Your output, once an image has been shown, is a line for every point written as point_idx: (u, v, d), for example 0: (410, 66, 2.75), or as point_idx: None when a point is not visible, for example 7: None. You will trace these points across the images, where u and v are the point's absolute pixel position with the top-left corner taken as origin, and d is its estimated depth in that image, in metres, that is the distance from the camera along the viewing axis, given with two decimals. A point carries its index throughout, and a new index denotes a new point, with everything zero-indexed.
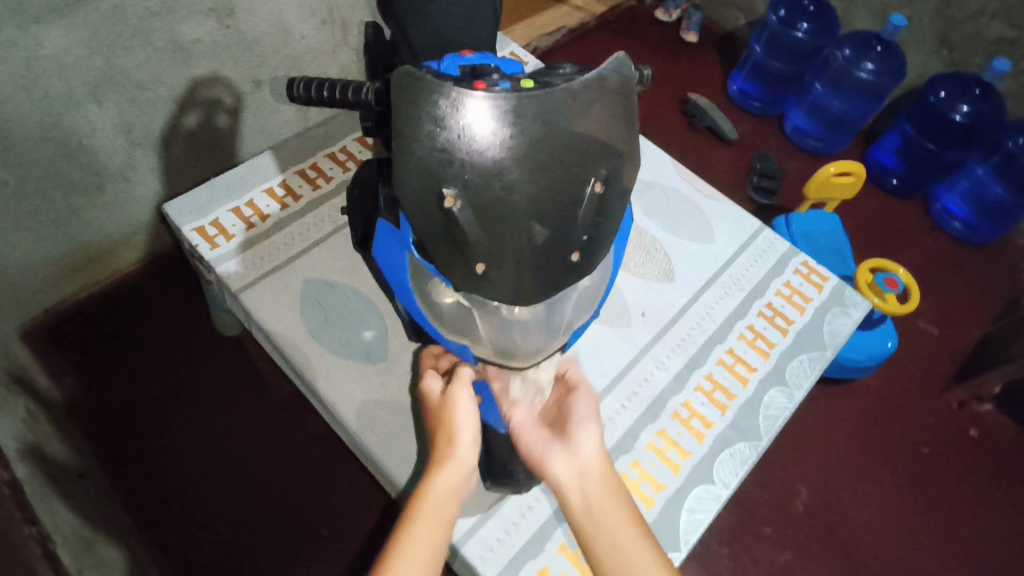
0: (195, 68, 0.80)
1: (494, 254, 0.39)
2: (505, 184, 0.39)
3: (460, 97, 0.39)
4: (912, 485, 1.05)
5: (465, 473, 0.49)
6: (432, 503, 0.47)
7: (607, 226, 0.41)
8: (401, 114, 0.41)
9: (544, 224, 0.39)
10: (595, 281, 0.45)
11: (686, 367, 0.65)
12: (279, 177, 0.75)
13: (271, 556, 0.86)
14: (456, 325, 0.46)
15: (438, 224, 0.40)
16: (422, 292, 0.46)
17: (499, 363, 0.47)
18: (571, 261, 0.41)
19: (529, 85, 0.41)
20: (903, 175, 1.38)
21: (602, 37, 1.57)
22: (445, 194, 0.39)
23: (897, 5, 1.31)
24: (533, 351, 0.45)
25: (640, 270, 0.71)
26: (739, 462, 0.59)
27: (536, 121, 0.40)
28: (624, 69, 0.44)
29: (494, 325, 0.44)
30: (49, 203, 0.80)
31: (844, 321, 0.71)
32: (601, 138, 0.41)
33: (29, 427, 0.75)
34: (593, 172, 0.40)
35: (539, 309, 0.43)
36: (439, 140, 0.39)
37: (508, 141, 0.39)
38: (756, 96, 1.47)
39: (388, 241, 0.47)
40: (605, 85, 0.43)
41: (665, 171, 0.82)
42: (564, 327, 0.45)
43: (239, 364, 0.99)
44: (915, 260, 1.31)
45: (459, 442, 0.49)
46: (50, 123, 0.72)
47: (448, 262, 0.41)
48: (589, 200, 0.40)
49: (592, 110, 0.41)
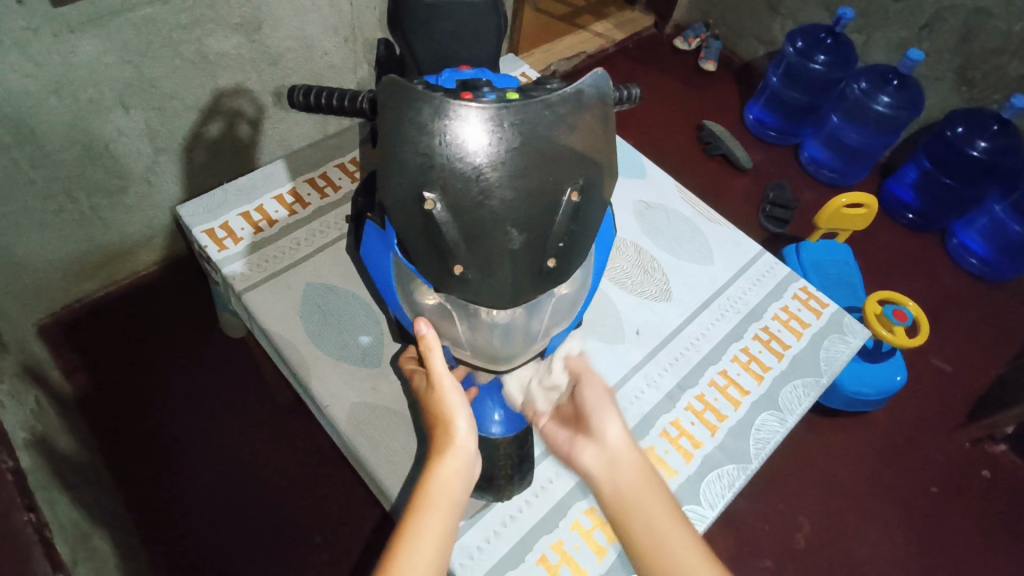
0: (220, 79, 0.83)
1: (471, 256, 0.41)
2: (483, 191, 0.40)
3: (447, 105, 0.41)
4: (919, 524, 1.03)
5: (469, 462, 0.48)
6: (437, 490, 0.46)
7: (581, 235, 0.43)
8: (390, 122, 0.43)
9: (520, 229, 0.40)
10: (573, 288, 0.47)
11: (678, 387, 0.65)
12: (289, 184, 0.77)
13: (264, 559, 0.86)
14: (437, 326, 0.47)
15: (419, 227, 0.41)
16: (405, 294, 0.48)
17: (480, 366, 0.48)
18: (547, 267, 0.42)
19: (513, 97, 0.43)
20: (919, 210, 1.37)
21: (620, 63, 1.60)
22: (426, 197, 0.40)
23: (916, 40, 1.31)
24: (513, 354, 0.46)
25: (637, 288, 0.72)
26: (727, 484, 0.59)
27: (516, 130, 0.41)
28: (602, 83, 0.46)
29: (475, 327, 0.45)
30: (74, 203, 0.84)
31: (842, 348, 0.70)
32: (581, 150, 0.43)
33: (38, 419, 0.77)
34: (570, 182, 0.42)
35: (518, 312, 0.44)
36: (423, 146, 0.41)
37: (489, 149, 0.40)
38: (772, 125, 1.48)
39: (375, 241, 0.49)
40: (584, 98, 0.44)
41: (668, 192, 0.83)
42: (542, 332, 0.46)
43: (248, 367, 1.01)
44: (929, 294, 1.29)
45: (458, 429, 0.48)
46: (79, 127, 0.76)
47: (428, 265, 0.42)
48: (566, 208, 0.41)
49: (572, 124, 0.43)
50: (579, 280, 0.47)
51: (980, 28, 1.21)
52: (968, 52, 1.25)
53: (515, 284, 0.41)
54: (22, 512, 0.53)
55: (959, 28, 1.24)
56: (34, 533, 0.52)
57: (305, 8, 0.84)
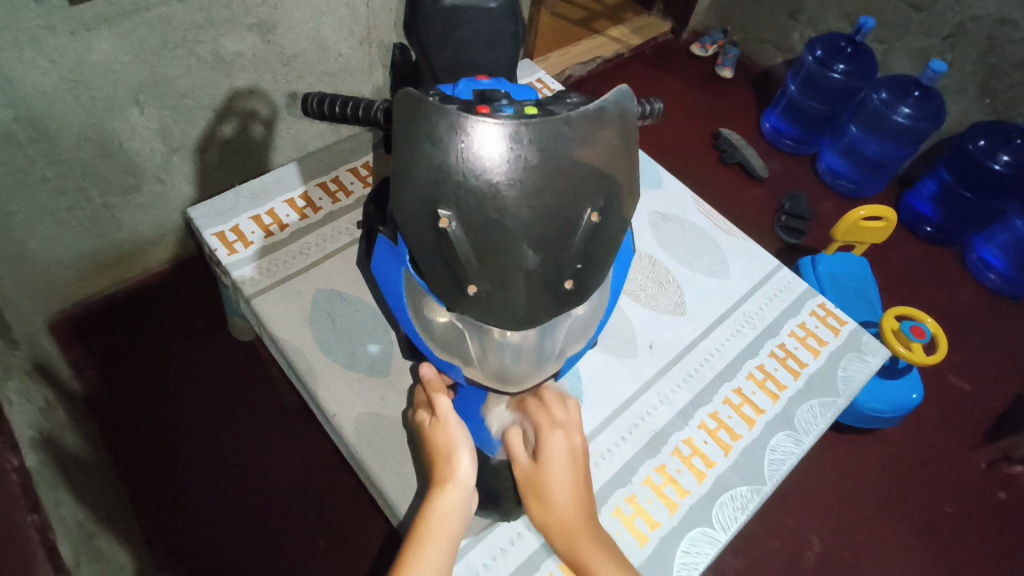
0: (235, 79, 0.83)
1: (485, 275, 0.40)
2: (499, 209, 0.39)
3: (462, 120, 0.40)
4: (932, 546, 1.01)
5: (468, 497, 0.48)
6: (437, 523, 0.46)
7: (601, 256, 0.42)
8: (403, 133, 0.42)
9: (536, 249, 0.39)
10: (588, 309, 0.45)
11: (691, 404, 0.63)
12: (301, 188, 0.76)
13: (267, 563, 0.86)
14: (448, 343, 0.46)
15: (431, 244, 0.40)
16: (415, 308, 0.46)
17: (491, 386, 0.46)
18: (564, 289, 0.41)
19: (532, 112, 0.43)
20: (938, 223, 1.34)
21: (636, 69, 1.59)
22: (440, 215, 0.39)
23: (938, 51, 1.29)
24: (525, 376, 0.44)
25: (651, 301, 0.71)
26: (740, 506, 0.57)
27: (534, 147, 0.40)
28: (624, 101, 0.45)
29: (486, 345, 0.43)
30: (86, 200, 0.83)
31: (860, 368, 0.68)
32: (600, 167, 0.42)
33: (45, 416, 0.77)
34: (590, 202, 0.41)
35: (531, 333, 0.43)
36: (437, 160, 0.40)
37: (504, 165, 0.40)
38: (789, 135, 1.47)
39: (386, 257, 0.49)
40: (603, 116, 0.43)
41: (683, 204, 0.81)
42: (556, 353, 0.44)
43: (256, 369, 1.00)
44: (946, 310, 1.27)
45: (459, 463, 0.49)
46: (94, 126, 0.75)
47: (439, 281, 0.41)
48: (585, 228, 0.40)
49: (591, 140, 0.42)
50: (595, 301, 0.45)
51: (1004, 39, 1.19)
52: (992, 64, 1.22)
53: (529, 308, 0.40)
54: (25, 514, 0.52)
55: (983, 39, 1.22)
56: (37, 536, 0.51)
57: (321, 9, 0.83)
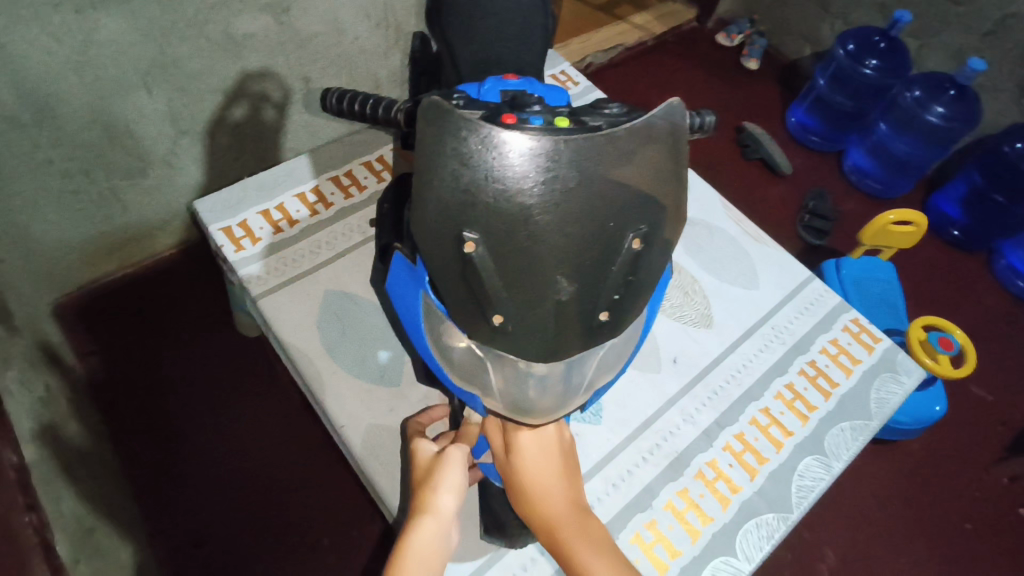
0: (246, 61, 0.79)
1: (512, 308, 0.39)
2: (532, 235, 0.38)
3: (491, 134, 0.39)
4: (951, 563, 0.97)
5: (445, 532, 0.47)
6: (412, 559, 0.45)
7: (640, 285, 0.41)
8: (427, 146, 0.40)
9: (571, 279, 0.39)
10: (622, 340, 0.44)
11: (715, 424, 0.62)
12: (312, 181, 0.73)
13: (267, 559, 0.84)
14: (466, 372, 0.44)
15: (455, 269, 0.40)
16: (434, 335, 0.45)
17: (513, 418, 0.44)
18: (600, 320, 0.40)
19: (565, 124, 0.41)
20: (966, 227, 1.28)
21: (659, 57, 1.53)
22: (466, 239, 0.38)
23: (977, 48, 1.23)
24: (548, 409, 0.43)
25: (675, 313, 0.69)
26: (765, 535, 0.56)
27: (571, 167, 0.39)
28: (675, 115, 0.44)
29: (508, 377, 0.42)
30: (92, 182, 0.81)
31: (894, 390, 0.66)
32: (641, 189, 0.41)
33: (46, 406, 0.73)
34: (632, 228, 0.40)
35: (559, 366, 0.41)
36: (463, 179, 0.39)
37: (535, 179, 0.39)
38: (815, 130, 1.40)
39: (403, 276, 0.46)
40: (651, 132, 0.42)
41: (712, 208, 0.78)
42: (584, 385, 0.43)
43: (262, 361, 0.98)
44: (974, 318, 1.21)
45: (442, 495, 0.47)
46: (99, 106, 0.72)
47: (463, 310, 0.41)
48: (626, 256, 0.40)
49: (632, 157, 0.41)
50: (629, 333, 0.44)
51: None
52: None
53: (558, 334, 0.40)
54: (23, 512, 0.49)
55: None
56: (34, 536, 0.49)
57: None
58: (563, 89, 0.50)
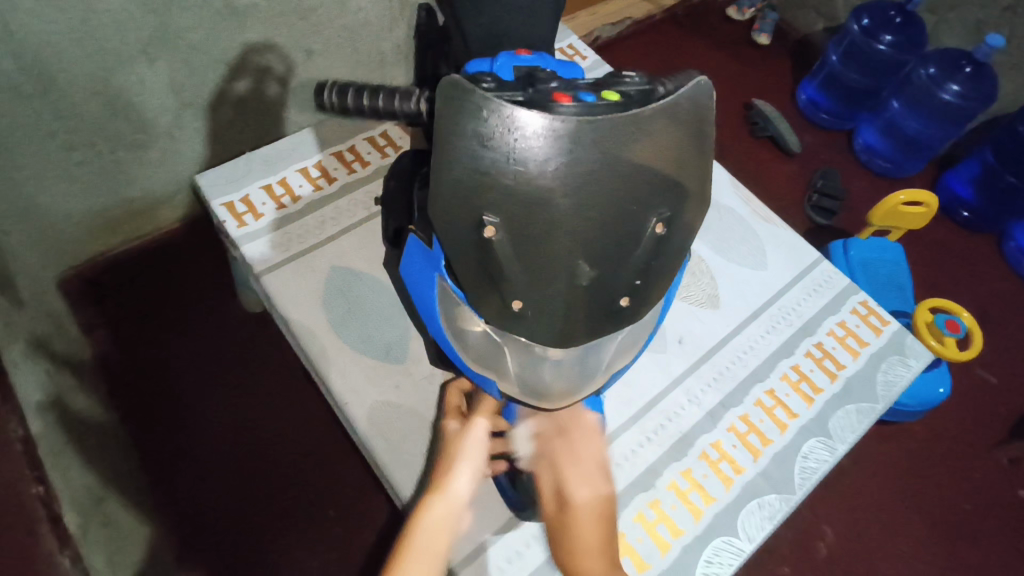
0: (249, 33, 0.77)
1: (530, 291, 0.39)
2: (552, 218, 0.38)
3: (511, 114, 0.38)
4: (950, 543, 0.97)
5: (455, 512, 0.51)
6: (424, 533, 0.49)
7: (660, 269, 0.41)
8: (443, 127, 0.39)
9: (591, 264, 0.38)
10: (640, 324, 0.43)
11: (720, 405, 0.62)
12: (316, 156, 0.72)
13: (273, 531, 0.85)
14: (481, 356, 0.43)
15: (472, 252, 0.39)
16: (449, 319, 0.44)
17: (529, 402, 0.44)
18: (618, 305, 0.40)
19: (613, 100, 0.41)
20: (976, 209, 1.26)
21: (669, 32, 1.49)
22: (485, 222, 0.38)
23: (996, 24, 1.20)
24: (565, 393, 0.43)
25: (684, 293, 0.68)
26: (767, 515, 0.56)
27: (594, 149, 0.39)
28: (703, 93, 0.42)
29: (524, 361, 0.42)
30: (95, 155, 0.79)
31: (901, 372, 0.66)
32: (662, 170, 0.40)
33: (54, 379, 0.73)
34: (654, 212, 0.39)
35: (575, 350, 0.41)
36: (484, 161, 0.38)
37: (552, 156, 0.38)
38: (826, 107, 1.37)
39: (417, 260, 0.46)
40: (677, 111, 0.41)
41: (722, 188, 0.77)
42: (602, 368, 0.43)
43: (265, 337, 0.98)
44: (981, 300, 1.20)
45: (456, 478, 0.52)
46: (102, 77, 0.71)
47: (475, 293, 0.40)
48: (648, 239, 0.39)
49: (655, 137, 0.40)
50: (645, 318, 0.44)
51: None
52: None
53: (570, 321, 0.39)
54: (31, 484, 0.48)
55: None
56: (43, 507, 0.48)
57: None
58: (577, 64, 0.49)
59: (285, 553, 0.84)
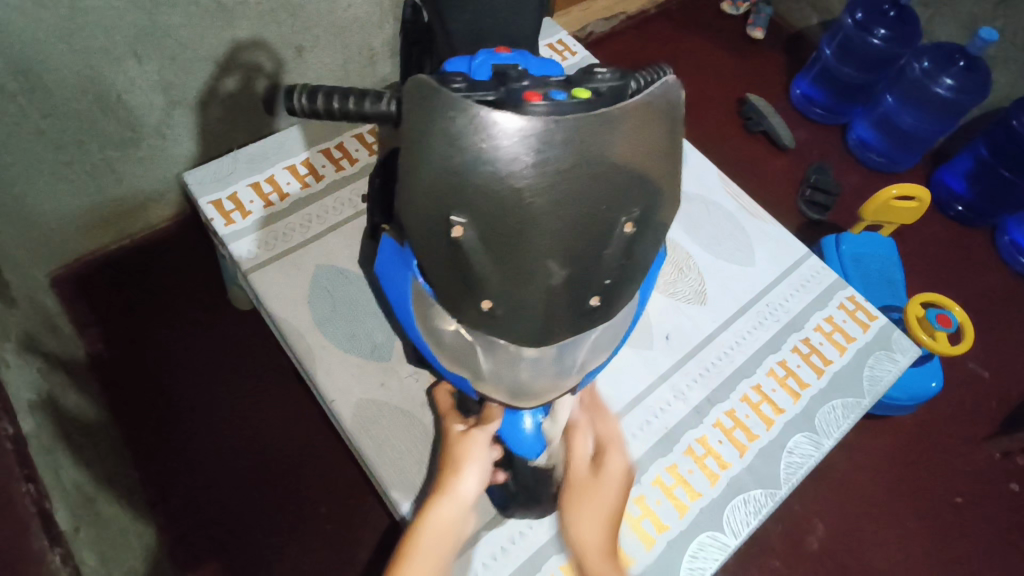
0: (238, 30, 0.77)
1: (501, 291, 0.39)
2: (524, 216, 0.38)
3: (480, 115, 0.38)
4: (941, 536, 0.98)
5: (462, 515, 0.50)
6: (428, 538, 0.48)
7: (632, 268, 0.41)
8: (413, 127, 0.40)
9: (561, 263, 0.38)
10: (615, 321, 0.44)
11: (707, 401, 0.62)
12: (304, 154, 0.72)
13: (266, 527, 0.85)
14: (456, 355, 0.44)
15: (443, 252, 0.40)
16: (423, 318, 0.44)
17: (507, 400, 0.44)
18: (590, 304, 0.40)
19: (584, 96, 0.41)
20: (970, 202, 1.26)
21: (662, 26, 1.49)
22: (453, 222, 0.38)
23: (989, 17, 1.20)
24: (541, 391, 0.43)
25: (670, 289, 0.68)
26: (752, 511, 0.57)
27: (565, 147, 0.38)
28: (670, 91, 0.43)
29: (501, 360, 0.42)
30: (85, 153, 0.79)
31: (888, 367, 0.66)
32: (635, 169, 0.40)
33: (46, 377, 0.73)
34: (625, 212, 0.39)
35: (550, 349, 0.41)
36: (454, 160, 0.38)
37: (523, 153, 0.38)
38: (820, 103, 1.37)
39: (392, 257, 0.46)
40: (648, 110, 0.41)
41: (710, 183, 0.77)
42: (576, 367, 0.43)
43: (258, 334, 0.98)
44: (974, 294, 1.20)
45: (464, 479, 0.50)
46: (90, 76, 0.71)
47: (450, 292, 0.41)
48: (618, 239, 0.39)
49: (627, 136, 0.40)
50: (620, 315, 0.44)
51: None
52: None
53: (549, 319, 0.40)
54: (21, 482, 0.49)
55: None
56: (33, 505, 0.48)
57: None
58: (556, 61, 0.49)
59: (278, 549, 0.85)
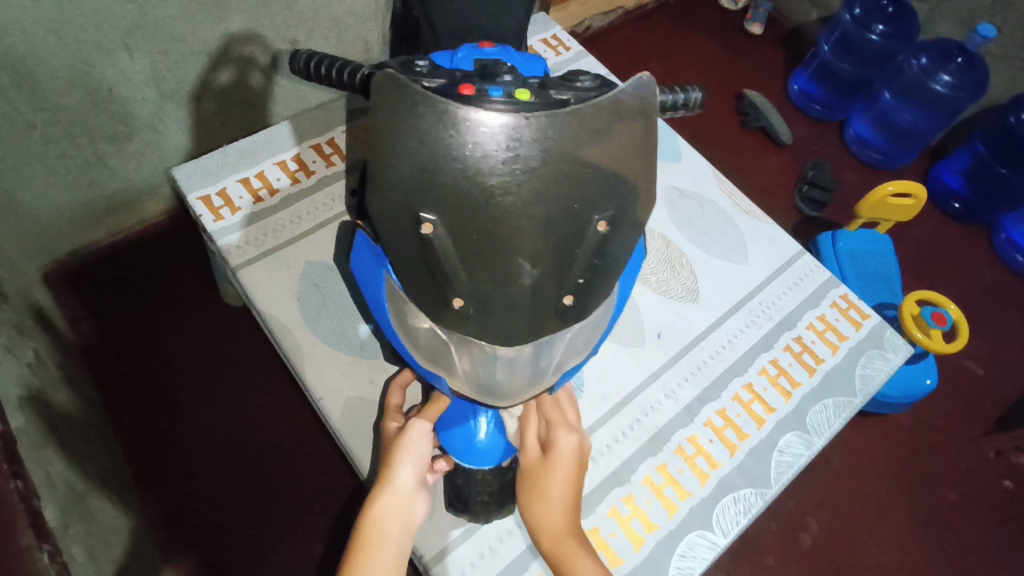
0: (230, 23, 0.76)
1: (472, 290, 0.39)
2: (494, 215, 0.38)
3: (451, 111, 0.38)
4: (934, 534, 0.98)
5: (406, 504, 0.49)
6: (372, 531, 0.48)
7: (607, 269, 0.41)
8: (386, 123, 0.40)
9: (533, 263, 0.38)
10: (590, 324, 0.43)
11: (697, 400, 0.62)
12: (293, 149, 0.72)
13: (259, 524, 0.85)
14: (433, 354, 0.43)
15: (413, 250, 0.39)
16: (397, 314, 0.44)
17: (481, 399, 0.44)
18: (564, 303, 0.40)
19: (524, 97, 0.40)
20: (967, 200, 1.26)
21: (661, 21, 1.48)
22: (424, 220, 0.38)
23: (988, 13, 1.19)
24: (512, 391, 0.43)
25: (661, 286, 0.68)
26: (742, 510, 0.57)
27: (536, 147, 0.38)
28: (646, 91, 0.43)
29: (476, 360, 0.41)
30: (77, 148, 0.79)
31: (880, 366, 0.66)
32: (609, 168, 0.40)
33: (37, 372, 0.72)
34: (598, 211, 0.39)
35: (526, 349, 0.41)
36: (423, 156, 0.38)
37: (486, 148, 0.38)
38: (818, 98, 1.36)
39: (365, 256, 0.46)
40: (619, 109, 0.41)
41: (702, 178, 0.77)
42: (552, 368, 0.43)
43: (251, 330, 0.97)
44: (970, 291, 1.20)
45: (399, 469, 0.50)
46: (81, 69, 0.70)
47: (425, 293, 0.40)
48: (592, 237, 0.39)
49: (600, 136, 0.40)
50: (599, 314, 0.43)
51: None
52: None
53: (534, 321, 0.39)
54: (9, 480, 0.48)
55: None
56: (21, 502, 0.48)
57: None
58: (542, 58, 0.48)
59: (270, 545, 0.84)
